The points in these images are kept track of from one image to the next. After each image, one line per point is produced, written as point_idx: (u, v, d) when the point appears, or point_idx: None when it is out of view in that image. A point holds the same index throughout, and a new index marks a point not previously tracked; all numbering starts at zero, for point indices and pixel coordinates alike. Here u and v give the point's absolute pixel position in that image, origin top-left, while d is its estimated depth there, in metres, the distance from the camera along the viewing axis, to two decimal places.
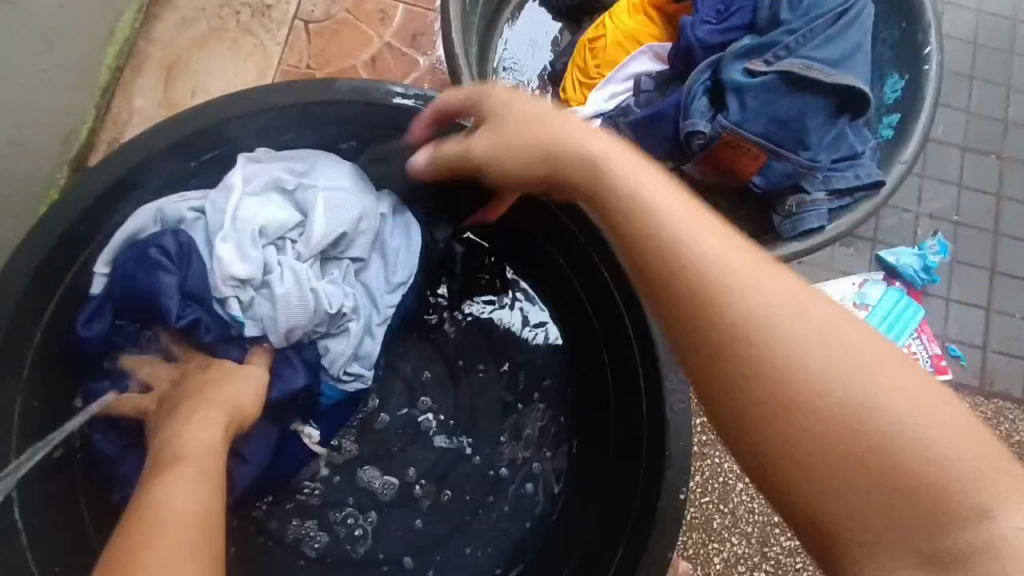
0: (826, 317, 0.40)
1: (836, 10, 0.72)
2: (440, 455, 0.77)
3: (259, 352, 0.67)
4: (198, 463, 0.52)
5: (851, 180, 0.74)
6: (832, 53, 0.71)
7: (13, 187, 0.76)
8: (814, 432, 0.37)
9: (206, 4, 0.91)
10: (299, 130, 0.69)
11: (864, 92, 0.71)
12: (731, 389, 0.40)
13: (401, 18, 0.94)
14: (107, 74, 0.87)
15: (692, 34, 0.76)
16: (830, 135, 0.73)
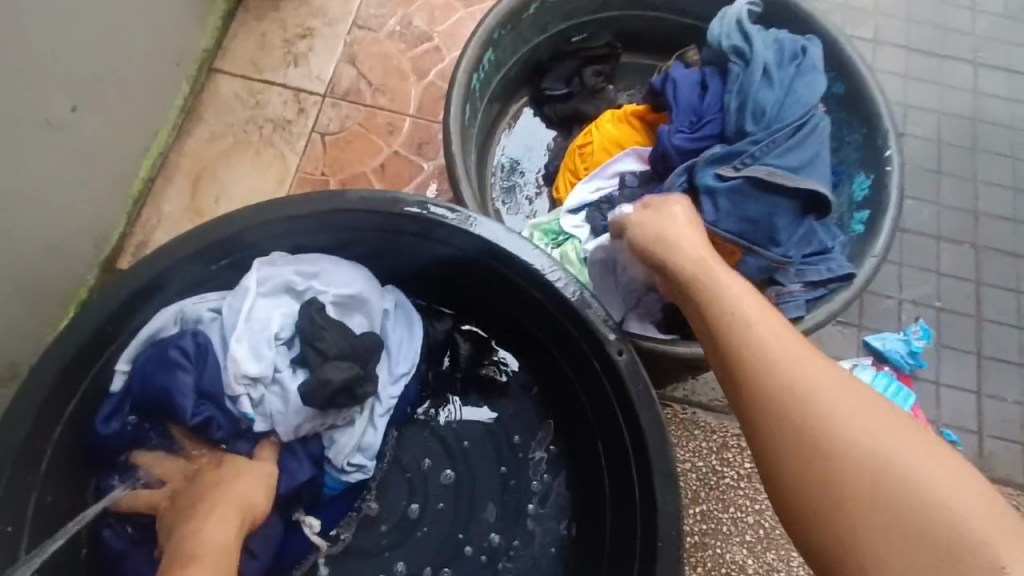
0: (850, 403, 0.48)
1: (795, 124, 0.80)
2: (438, 548, 0.79)
3: (267, 447, 0.71)
4: (214, 564, 0.58)
5: (824, 273, 0.81)
6: (793, 160, 0.79)
7: (47, 288, 0.82)
8: (835, 478, 0.46)
9: (233, 121, 1.01)
10: (310, 235, 0.76)
11: (824, 196, 0.79)
12: (774, 454, 0.49)
13: (408, 129, 1.04)
14: (141, 183, 0.96)
15: (668, 141, 0.84)
16: (799, 233, 0.80)
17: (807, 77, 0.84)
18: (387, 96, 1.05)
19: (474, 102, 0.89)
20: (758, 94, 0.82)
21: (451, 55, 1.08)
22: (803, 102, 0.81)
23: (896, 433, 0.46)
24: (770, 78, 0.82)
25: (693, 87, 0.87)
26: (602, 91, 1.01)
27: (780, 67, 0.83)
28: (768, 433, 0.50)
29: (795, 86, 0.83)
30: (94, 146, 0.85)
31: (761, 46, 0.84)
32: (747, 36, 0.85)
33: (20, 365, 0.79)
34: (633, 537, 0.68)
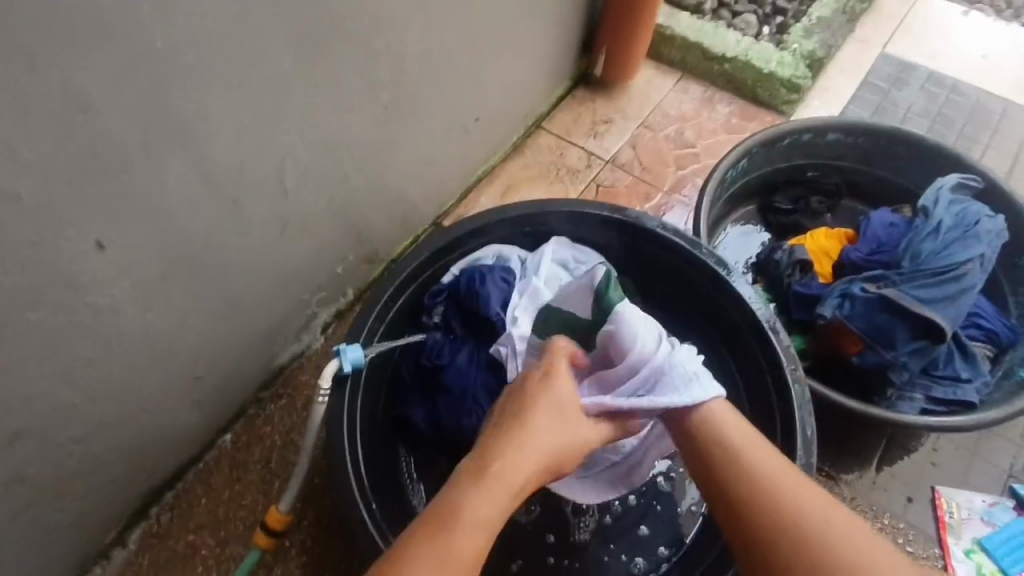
0: (795, 489, 0.71)
1: (945, 271, 0.96)
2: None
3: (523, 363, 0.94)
4: (512, 475, 0.68)
5: (949, 393, 0.97)
6: (928, 295, 0.95)
7: (410, 218, 1.24)
8: (766, 518, 0.69)
9: (543, 160, 1.44)
10: (591, 231, 1.10)
11: (946, 331, 0.93)
12: (736, 500, 0.72)
13: (658, 199, 1.39)
14: (475, 179, 1.38)
15: (845, 256, 1.07)
16: (917, 350, 0.94)
17: (977, 241, 0.99)
18: (651, 174, 1.42)
19: (724, 190, 1.21)
20: (920, 245, 1.00)
21: (704, 162, 1.44)
22: (958, 257, 0.97)
23: (809, 510, 0.69)
24: (938, 234, 1.00)
25: (884, 225, 1.07)
26: (819, 215, 1.29)
27: (953, 226, 1.00)
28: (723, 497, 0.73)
29: (955, 245, 0.99)
30: (471, 145, 1.30)
31: (945, 209, 1.02)
32: (937, 199, 1.04)
33: (379, 257, 1.21)
34: None
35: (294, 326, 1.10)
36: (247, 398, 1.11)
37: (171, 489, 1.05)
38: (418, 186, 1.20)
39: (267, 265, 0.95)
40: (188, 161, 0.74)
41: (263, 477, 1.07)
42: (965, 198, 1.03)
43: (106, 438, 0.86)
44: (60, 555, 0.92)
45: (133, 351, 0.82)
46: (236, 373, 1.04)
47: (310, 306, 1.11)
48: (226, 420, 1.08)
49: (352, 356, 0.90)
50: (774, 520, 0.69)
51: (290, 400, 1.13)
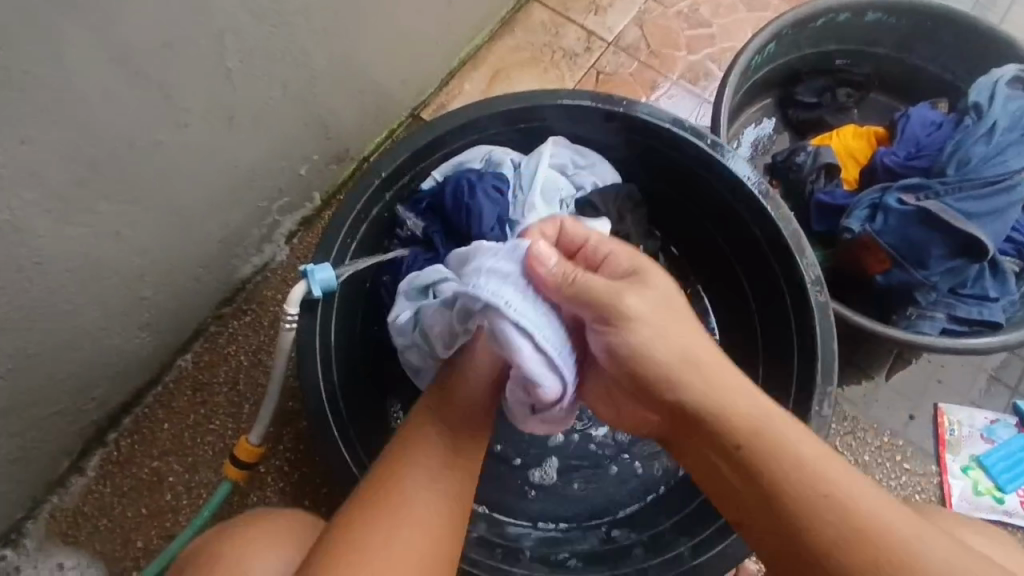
0: (802, 450, 0.55)
1: (991, 181, 0.87)
2: None
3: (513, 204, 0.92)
4: (416, 502, 0.60)
5: (974, 313, 0.90)
6: (969, 208, 0.85)
7: (384, 108, 1.07)
8: (767, 477, 0.55)
9: (535, 41, 1.24)
10: (594, 129, 0.95)
11: (986, 247, 0.84)
12: (729, 463, 0.57)
13: (666, 89, 1.22)
14: (456, 63, 1.20)
15: (878, 159, 0.95)
16: (950, 268, 0.86)
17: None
18: (659, 60, 1.24)
19: (746, 79, 1.06)
20: (971, 148, 0.89)
21: (720, 45, 1.26)
22: (1011, 164, 0.87)
23: (814, 466, 0.54)
24: (992, 135, 0.89)
25: (925, 124, 0.96)
26: (846, 110, 1.15)
27: (1008, 129, 0.89)
28: (719, 470, 0.58)
29: (1009, 150, 0.88)
30: (453, 20, 1.10)
31: (1002, 106, 0.90)
32: (992, 94, 0.91)
33: (349, 156, 1.05)
34: None
35: (253, 237, 0.96)
36: (206, 316, 0.98)
37: (128, 414, 0.96)
38: (392, 70, 1.02)
39: (214, 168, 0.79)
40: (88, 33, 0.57)
41: (230, 399, 0.97)
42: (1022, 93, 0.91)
43: (38, 372, 0.75)
44: (6, 489, 0.84)
45: (55, 275, 0.69)
46: (190, 292, 0.91)
47: (271, 213, 0.97)
48: (183, 341, 0.97)
49: (323, 278, 0.77)
50: (774, 483, 0.54)
51: (256, 317, 1.01)
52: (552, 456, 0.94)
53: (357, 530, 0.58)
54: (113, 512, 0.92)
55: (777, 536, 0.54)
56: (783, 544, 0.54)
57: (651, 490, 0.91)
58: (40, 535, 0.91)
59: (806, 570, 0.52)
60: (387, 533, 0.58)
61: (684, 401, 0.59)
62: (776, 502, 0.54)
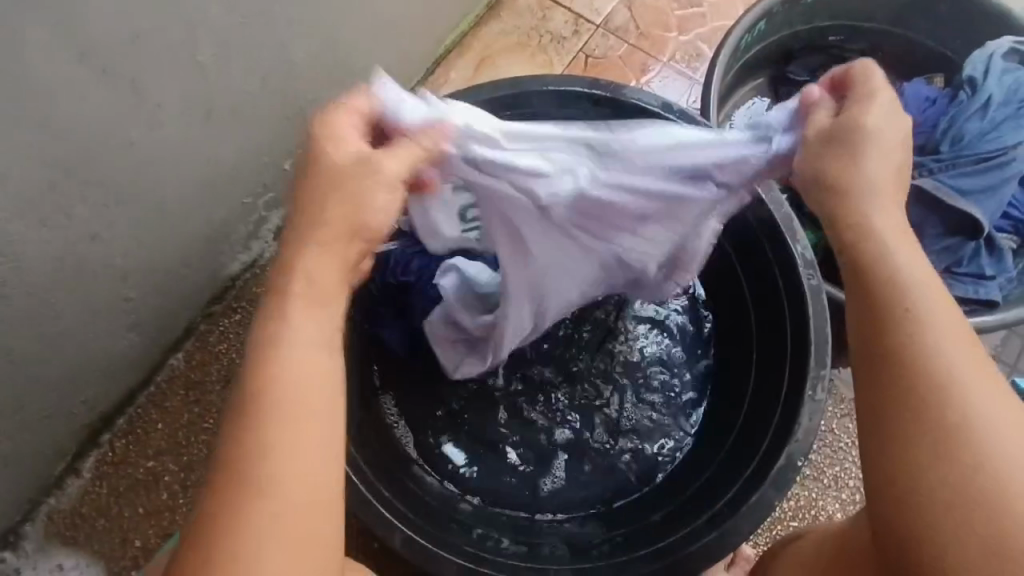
0: (1000, 446, 0.50)
1: (986, 156, 0.85)
2: (599, 385, 0.95)
3: None
4: (307, 372, 0.50)
5: (970, 292, 0.88)
6: (964, 184, 0.84)
7: None
8: (946, 453, 0.51)
9: (522, 25, 1.22)
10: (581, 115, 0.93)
11: (982, 225, 0.83)
12: (908, 428, 0.52)
13: (656, 72, 1.20)
14: (442, 51, 1.18)
15: None
16: (944, 247, 0.85)
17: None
18: (649, 41, 1.22)
19: (736, 59, 1.04)
20: (965, 124, 0.87)
21: (711, 24, 1.23)
22: (1006, 140, 0.85)
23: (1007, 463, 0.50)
24: (986, 110, 0.87)
25: (919, 98, 0.93)
26: None
27: (1003, 104, 0.87)
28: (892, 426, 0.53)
29: (1004, 125, 0.87)
30: (438, 6, 1.08)
31: (996, 80, 0.88)
32: (986, 67, 0.89)
33: None
34: (769, 416, 0.82)
35: (240, 234, 0.95)
36: (197, 314, 0.98)
37: (122, 414, 0.96)
38: (376, 59, 1.00)
39: (193, 165, 0.78)
40: (53, 30, 0.56)
41: (224, 398, 0.97)
42: (1016, 67, 0.90)
43: (23, 374, 0.75)
44: (2, 491, 0.84)
45: (34, 277, 0.68)
46: (177, 291, 0.90)
47: (257, 209, 0.96)
48: (174, 340, 0.97)
49: None
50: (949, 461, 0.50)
51: (246, 314, 1.00)
52: (546, 447, 0.93)
53: (256, 406, 0.49)
54: (110, 512, 0.93)
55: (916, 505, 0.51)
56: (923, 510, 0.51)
57: (648, 478, 0.92)
58: (38, 536, 0.92)
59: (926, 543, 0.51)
60: (280, 402, 0.49)
61: (901, 349, 0.53)
62: (940, 477, 0.51)
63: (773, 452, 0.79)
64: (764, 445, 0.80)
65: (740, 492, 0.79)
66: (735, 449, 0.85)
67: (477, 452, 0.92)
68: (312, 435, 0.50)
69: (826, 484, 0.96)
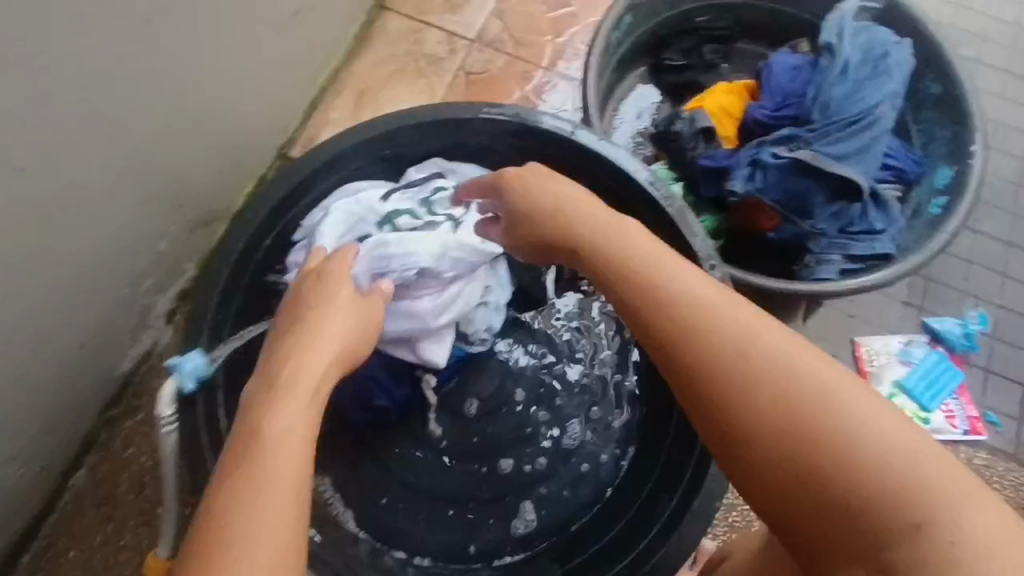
0: (854, 416, 0.47)
1: (852, 118, 0.90)
2: (530, 409, 0.93)
3: (358, 209, 0.79)
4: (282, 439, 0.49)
5: (866, 249, 0.91)
6: (838, 149, 0.89)
7: (244, 157, 1.00)
8: (794, 432, 0.48)
9: (395, 52, 1.18)
10: (462, 142, 0.91)
11: (859, 184, 0.88)
12: (746, 413, 0.50)
13: (539, 78, 1.19)
14: (317, 92, 1.13)
15: (750, 115, 0.96)
16: (833, 210, 0.90)
17: (887, 78, 0.92)
18: (527, 48, 1.20)
19: (610, 58, 1.04)
20: (830, 90, 0.91)
21: (584, 21, 1.23)
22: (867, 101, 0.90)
23: (858, 423, 0.47)
24: (846, 73, 0.91)
25: (786, 69, 0.97)
26: (715, 67, 1.15)
27: (860, 65, 0.92)
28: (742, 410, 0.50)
29: (864, 87, 0.92)
30: (298, 49, 1.03)
31: (850, 43, 0.93)
32: (840, 32, 0.93)
33: (215, 216, 0.98)
34: None
35: (124, 327, 0.89)
36: (94, 424, 0.91)
37: (30, 548, 0.88)
38: (238, 117, 0.95)
39: (43, 268, 0.73)
40: None
41: (140, 508, 0.90)
42: (867, 24, 0.95)
43: None
44: None
45: None
46: (62, 402, 0.84)
47: (139, 298, 0.89)
48: (74, 456, 0.89)
49: (193, 366, 0.71)
50: (797, 439, 0.48)
51: (151, 411, 0.94)
52: (486, 486, 0.90)
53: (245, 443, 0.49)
54: None
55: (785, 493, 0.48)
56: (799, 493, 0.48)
57: (595, 500, 0.90)
58: None
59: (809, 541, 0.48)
60: (276, 454, 0.48)
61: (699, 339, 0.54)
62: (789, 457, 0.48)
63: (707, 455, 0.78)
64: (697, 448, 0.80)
65: (683, 499, 0.79)
66: (675, 454, 0.84)
67: (421, 510, 0.89)
68: (291, 467, 0.48)
69: None
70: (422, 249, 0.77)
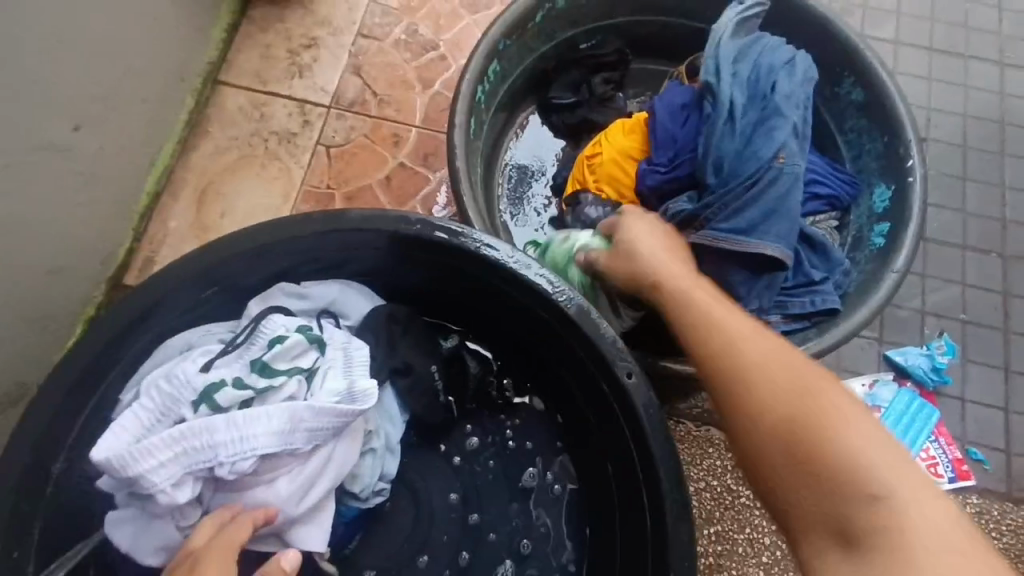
0: (865, 441, 0.47)
1: (751, 174, 0.76)
2: (452, 558, 0.77)
3: (159, 392, 0.61)
4: None
5: (807, 305, 0.79)
6: (743, 219, 0.74)
7: (52, 306, 0.81)
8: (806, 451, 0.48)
9: (238, 134, 1.00)
10: (309, 260, 0.73)
11: (778, 257, 0.74)
12: (756, 422, 0.51)
13: (414, 140, 1.02)
14: (146, 200, 0.94)
15: (642, 180, 0.83)
16: (760, 285, 0.76)
17: (777, 118, 0.78)
18: (394, 105, 1.03)
19: (481, 115, 0.87)
20: (720, 143, 0.78)
21: (457, 63, 1.06)
22: (761, 149, 0.76)
23: (879, 450, 0.46)
24: (733, 118, 0.78)
25: (675, 117, 0.83)
26: (611, 99, 0.98)
27: (745, 105, 0.79)
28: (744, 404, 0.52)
29: (755, 131, 0.78)
30: (99, 161, 0.84)
31: (732, 81, 0.80)
32: (718, 68, 0.81)
33: (29, 388, 0.79)
34: (645, 557, 0.67)
35: None
36: None
37: None
38: (26, 264, 0.76)
39: None
40: None
41: None
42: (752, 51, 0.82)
43: None
44: None
45: None
46: None
47: None
48: None
49: None
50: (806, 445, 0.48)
51: None
52: None
53: None
54: None
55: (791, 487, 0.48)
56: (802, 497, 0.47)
57: None
58: None
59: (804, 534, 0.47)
60: None
61: (714, 351, 0.56)
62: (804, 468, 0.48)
63: None
64: None
65: None
66: None
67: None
68: None
69: (741, 555, 0.84)
70: (257, 431, 0.60)
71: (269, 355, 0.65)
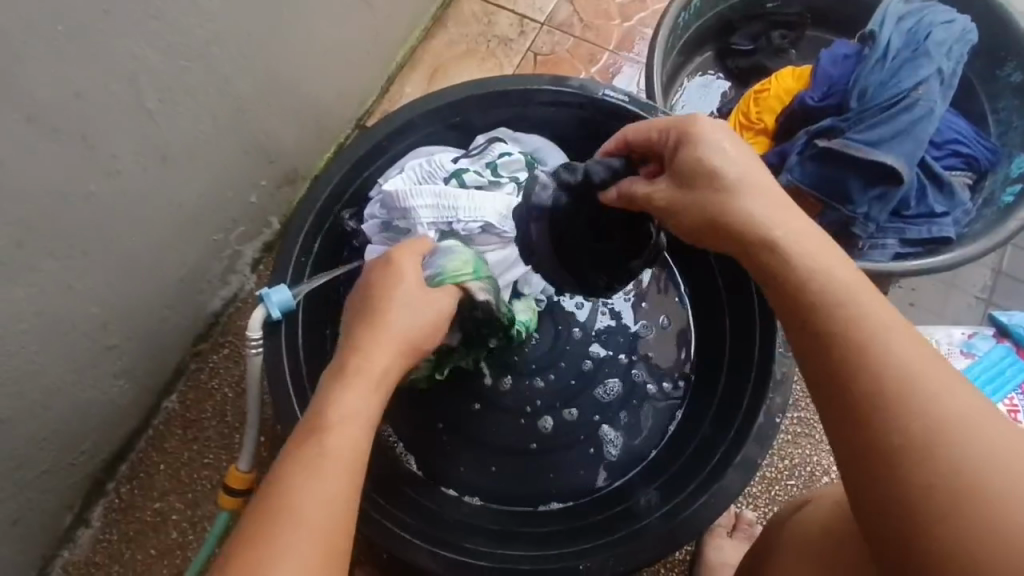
0: (959, 404, 0.50)
1: (891, 103, 0.91)
2: (580, 372, 0.97)
3: (422, 167, 0.85)
4: (360, 404, 0.59)
5: (925, 233, 0.93)
6: (872, 135, 0.89)
7: (327, 122, 1.08)
8: (898, 423, 0.50)
9: (469, 32, 1.25)
10: (529, 113, 0.95)
11: (895, 169, 0.88)
12: (854, 377, 0.53)
13: (606, 62, 1.22)
14: (395, 67, 1.20)
15: (798, 102, 0.98)
16: (876, 194, 0.90)
17: (928, 60, 0.92)
18: (593, 32, 1.24)
19: (676, 40, 1.06)
20: (869, 78, 0.94)
21: (652, 8, 1.26)
22: (907, 82, 0.91)
23: (959, 404, 0.50)
24: (886, 60, 0.93)
25: (835, 61, 0.99)
26: (783, 52, 1.15)
27: (900, 50, 0.94)
28: (850, 378, 0.53)
29: (905, 69, 0.92)
30: (381, 24, 1.10)
31: (892, 30, 0.95)
32: (883, 20, 0.96)
33: (299, 176, 1.07)
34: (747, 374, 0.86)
35: (217, 269, 0.99)
36: (185, 354, 1.02)
37: (125, 461, 0.99)
38: (326, 83, 1.03)
39: (155, 209, 0.82)
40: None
41: (221, 432, 1.00)
42: (916, 10, 0.96)
43: (27, 432, 0.79)
44: (14, 550, 0.87)
45: (11, 335, 0.72)
46: (158, 330, 0.93)
47: (229, 244, 0.99)
48: (166, 382, 1.00)
49: (278, 299, 0.78)
50: (887, 406, 0.51)
51: (232, 348, 1.04)
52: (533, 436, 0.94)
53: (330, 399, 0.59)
54: (123, 558, 0.95)
55: (866, 444, 0.51)
56: (886, 452, 0.50)
57: (643, 456, 0.93)
58: None
59: (888, 500, 0.50)
60: (346, 405, 0.58)
61: (803, 303, 0.58)
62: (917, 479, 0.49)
63: (755, 408, 0.82)
64: (745, 400, 0.84)
65: (731, 447, 0.81)
66: (724, 408, 0.88)
67: (472, 459, 0.93)
68: (357, 432, 0.57)
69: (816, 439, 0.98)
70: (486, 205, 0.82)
71: (499, 163, 0.88)
